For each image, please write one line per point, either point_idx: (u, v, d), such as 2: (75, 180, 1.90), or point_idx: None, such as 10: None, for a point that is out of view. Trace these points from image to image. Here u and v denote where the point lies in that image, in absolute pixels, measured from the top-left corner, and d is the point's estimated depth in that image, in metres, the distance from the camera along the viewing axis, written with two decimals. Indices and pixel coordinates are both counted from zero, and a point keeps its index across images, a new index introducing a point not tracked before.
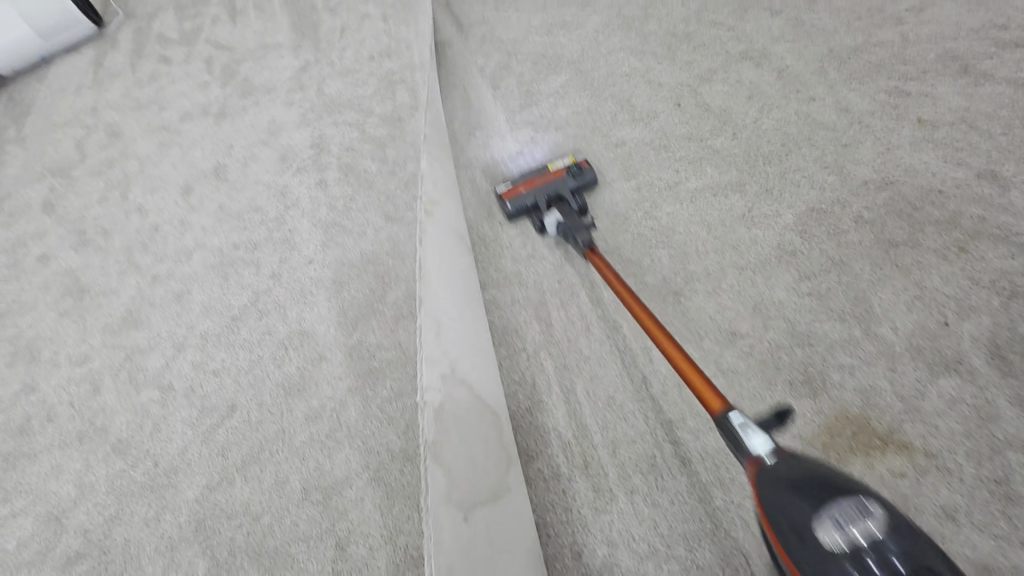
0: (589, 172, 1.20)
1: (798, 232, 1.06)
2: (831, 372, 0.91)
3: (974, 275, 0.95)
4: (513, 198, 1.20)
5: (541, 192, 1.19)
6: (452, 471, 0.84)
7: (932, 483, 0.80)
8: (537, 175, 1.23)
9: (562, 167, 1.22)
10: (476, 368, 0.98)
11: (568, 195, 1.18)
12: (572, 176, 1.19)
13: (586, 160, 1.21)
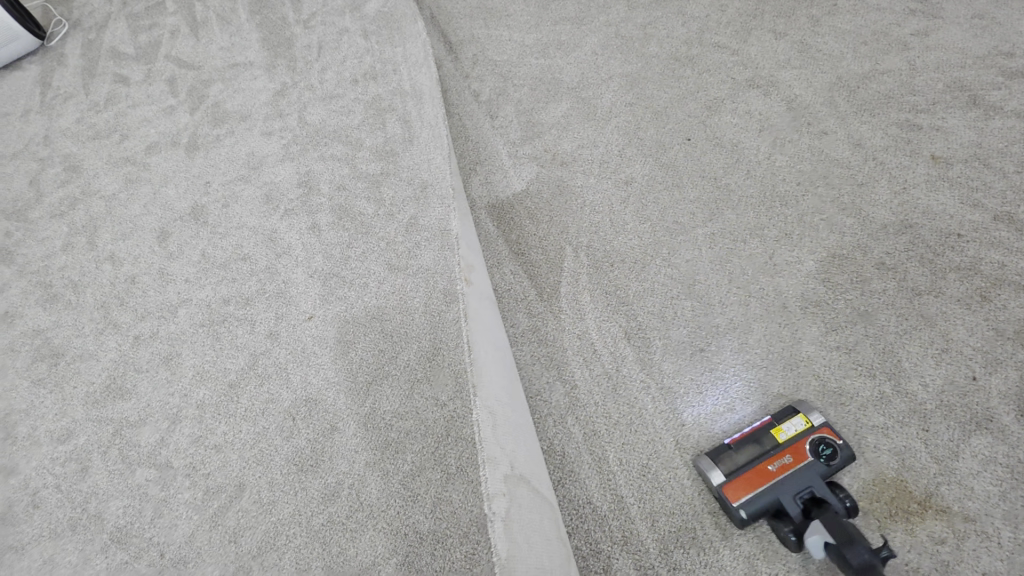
0: (841, 450, 0.86)
1: (821, 280, 1.05)
2: (865, 433, 0.91)
3: (998, 325, 0.95)
4: (743, 502, 0.84)
5: (772, 494, 0.85)
6: None
7: (972, 549, 0.80)
8: (769, 449, 0.89)
9: (799, 439, 0.89)
10: (528, 460, 0.98)
11: (826, 492, 0.83)
12: (821, 459, 0.86)
13: (826, 426, 0.89)
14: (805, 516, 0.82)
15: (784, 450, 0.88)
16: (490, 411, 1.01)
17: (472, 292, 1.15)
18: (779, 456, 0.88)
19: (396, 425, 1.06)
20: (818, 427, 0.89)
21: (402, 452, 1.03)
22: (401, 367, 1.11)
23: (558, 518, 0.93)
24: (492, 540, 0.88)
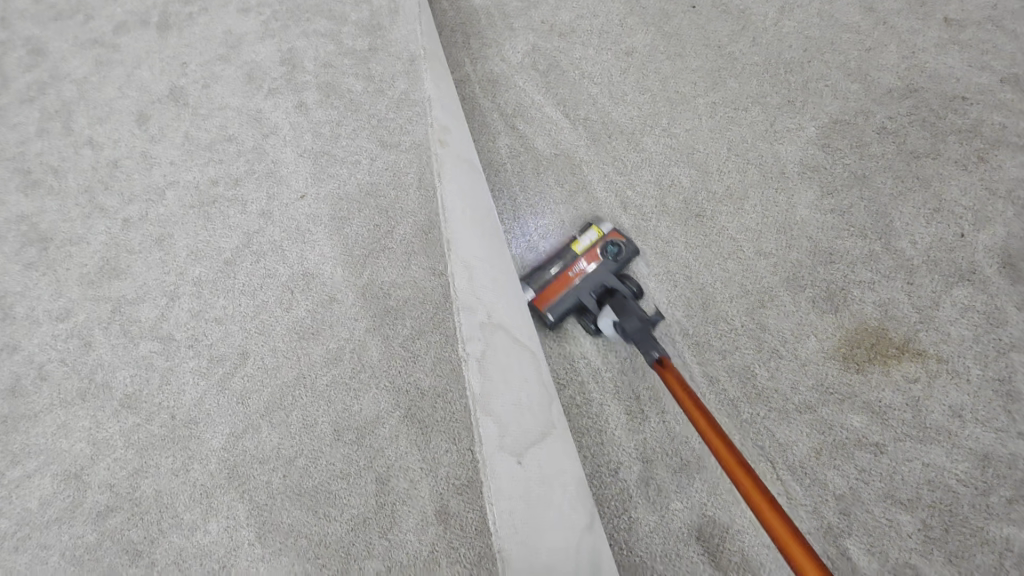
0: (624, 247, 1.00)
1: (821, 146, 1.04)
2: (851, 289, 0.94)
3: (992, 185, 0.96)
4: (548, 307, 0.99)
5: (582, 289, 0.98)
6: (504, 420, 0.80)
7: (941, 385, 0.87)
8: (564, 267, 1.02)
9: (592, 247, 1.01)
10: (507, 306, 0.93)
11: (615, 282, 0.98)
12: (611, 259, 0.99)
13: (614, 231, 1.02)
14: (601, 306, 0.96)
15: (580, 257, 1.01)
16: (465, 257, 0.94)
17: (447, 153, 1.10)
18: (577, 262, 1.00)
19: (395, 294, 1.07)
20: (606, 234, 1.02)
21: (402, 318, 1.05)
22: (397, 240, 1.11)
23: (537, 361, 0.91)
24: (469, 380, 0.81)
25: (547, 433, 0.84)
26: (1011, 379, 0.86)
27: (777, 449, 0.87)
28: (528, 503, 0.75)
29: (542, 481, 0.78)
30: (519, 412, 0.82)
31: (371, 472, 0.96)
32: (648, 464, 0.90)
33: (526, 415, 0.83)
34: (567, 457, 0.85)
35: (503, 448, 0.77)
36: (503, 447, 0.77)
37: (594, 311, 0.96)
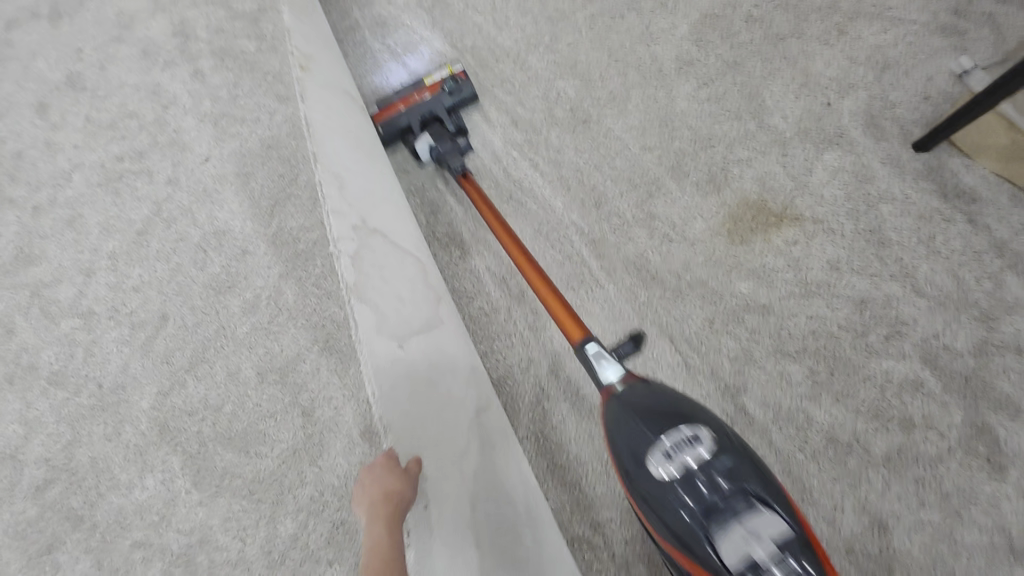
0: (464, 87, 1.07)
1: (694, 42, 1.09)
2: (731, 168, 0.99)
3: (853, 54, 1.02)
4: (383, 120, 1.05)
5: (415, 112, 1.04)
6: (379, 307, 0.81)
7: (818, 243, 0.92)
8: (412, 90, 1.07)
9: (437, 80, 1.07)
10: (386, 216, 0.94)
11: (443, 113, 1.05)
12: (447, 93, 1.06)
13: (461, 71, 1.08)
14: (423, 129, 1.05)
15: (423, 87, 1.07)
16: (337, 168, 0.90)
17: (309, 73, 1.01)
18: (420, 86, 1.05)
19: (305, 238, 1.09)
20: (454, 72, 1.08)
21: (314, 259, 1.08)
22: (303, 187, 1.14)
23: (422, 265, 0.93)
24: (342, 272, 0.80)
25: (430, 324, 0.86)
26: (880, 229, 0.91)
27: (673, 324, 0.91)
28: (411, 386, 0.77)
29: (421, 361, 0.80)
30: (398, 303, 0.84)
31: (297, 406, 0.99)
32: (556, 357, 0.94)
33: (409, 309, 0.85)
34: (450, 349, 0.86)
35: (376, 330, 0.79)
36: (376, 329, 0.79)
37: (418, 132, 1.04)
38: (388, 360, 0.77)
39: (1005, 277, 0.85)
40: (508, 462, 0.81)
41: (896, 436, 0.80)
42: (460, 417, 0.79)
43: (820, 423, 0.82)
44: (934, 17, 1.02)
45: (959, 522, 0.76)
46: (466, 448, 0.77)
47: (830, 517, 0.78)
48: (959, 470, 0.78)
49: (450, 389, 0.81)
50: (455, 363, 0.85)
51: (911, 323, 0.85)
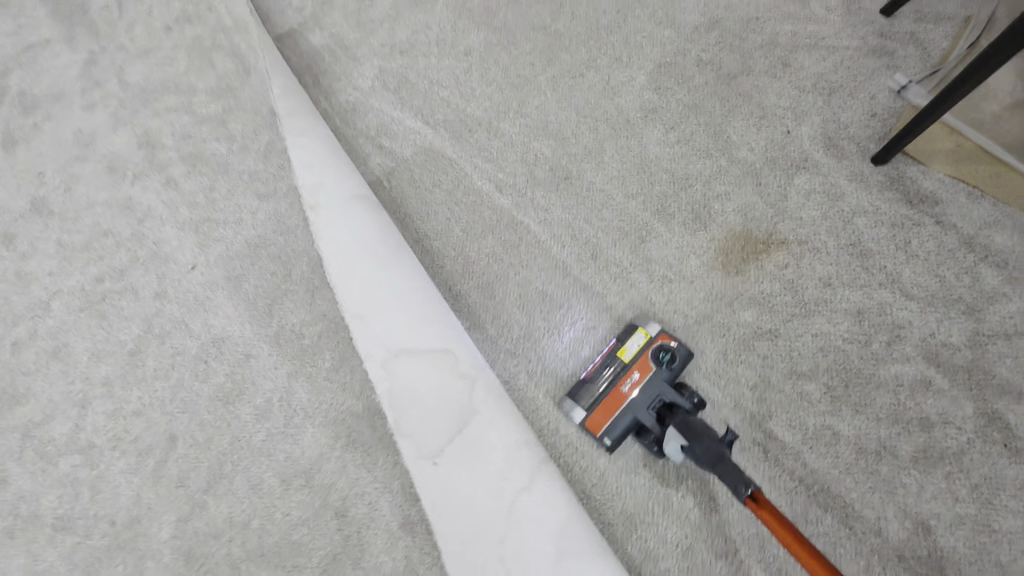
0: (677, 352, 0.90)
1: (654, 90, 1.16)
2: (712, 204, 1.04)
3: (800, 83, 1.11)
4: (605, 432, 0.88)
5: (641, 404, 0.86)
6: (414, 435, 0.91)
7: (807, 262, 0.97)
8: (615, 376, 0.91)
9: (642, 352, 0.91)
10: (399, 323, 0.96)
11: (674, 395, 0.85)
12: (665, 366, 0.88)
13: (663, 332, 0.92)
14: (660, 422, 0.83)
15: (630, 368, 0.90)
16: (353, 306, 1.00)
17: (315, 200, 1.09)
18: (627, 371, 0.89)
19: (308, 333, 1.08)
20: (655, 337, 0.92)
21: (320, 353, 1.06)
22: (297, 281, 1.13)
23: (443, 360, 0.92)
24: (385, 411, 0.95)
25: (461, 428, 0.88)
26: (861, 241, 0.97)
27: (689, 361, 0.93)
28: (454, 503, 0.85)
29: (456, 473, 0.86)
30: (426, 418, 0.90)
31: (328, 508, 0.96)
32: None
33: (436, 423, 0.89)
34: (482, 444, 0.87)
35: (418, 457, 0.90)
36: (418, 456, 0.90)
37: (655, 428, 0.83)
38: (428, 481, 0.89)
39: (980, 269, 0.92)
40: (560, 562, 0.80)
41: (920, 437, 0.84)
42: (499, 525, 0.82)
43: (846, 435, 0.85)
44: (863, 42, 1.12)
45: (994, 510, 0.79)
46: (503, 555, 0.81)
47: (876, 528, 0.80)
48: (983, 460, 0.82)
49: (488, 491, 0.84)
50: (491, 455, 0.86)
51: (907, 326, 0.90)
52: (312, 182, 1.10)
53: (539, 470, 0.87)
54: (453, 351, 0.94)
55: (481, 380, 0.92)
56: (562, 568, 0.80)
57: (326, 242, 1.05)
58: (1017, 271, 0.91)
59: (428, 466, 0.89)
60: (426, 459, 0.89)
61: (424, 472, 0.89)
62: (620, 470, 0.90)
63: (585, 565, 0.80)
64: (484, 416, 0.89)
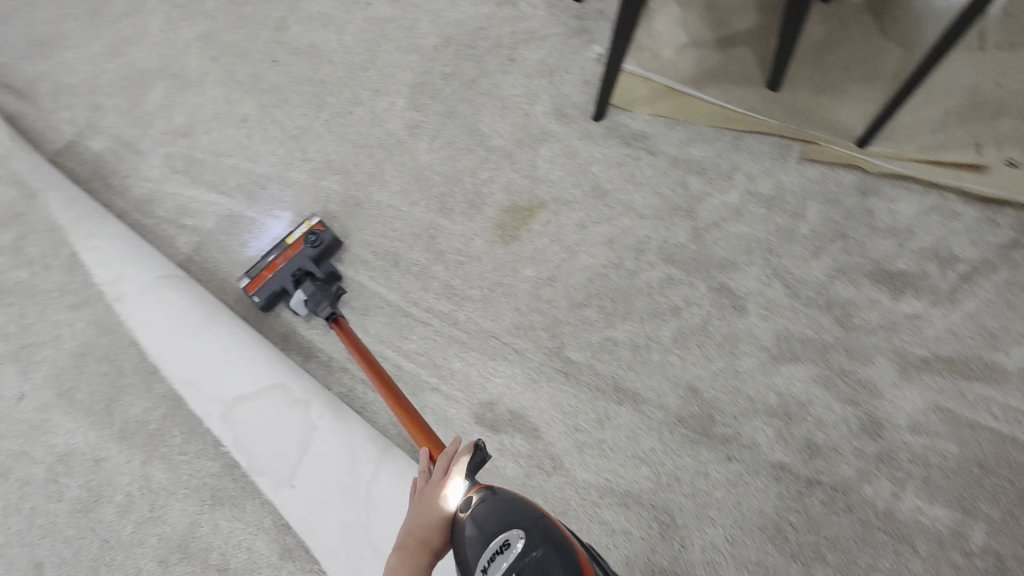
0: (325, 236, 1.10)
1: (414, 109, 1.32)
2: (481, 190, 1.21)
3: (527, 71, 1.30)
4: (257, 291, 1.07)
5: (286, 271, 1.06)
6: (268, 468, 0.96)
7: (564, 215, 1.16)
8: (276, 253, 1.10)
9: (299, 238, 1.09)
10: (226, 375, 1.01)
11: (311, 265, 1.08)
12: (311, 248, 1.08)
13: (318, 222, 1.11)
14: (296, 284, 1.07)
15: (287, 249, 1.09)
16: (184, 375, 1.04)
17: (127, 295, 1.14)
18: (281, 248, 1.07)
19: (151, 418, 1.11)
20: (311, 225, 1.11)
21: (168, 431, 1.10)
22: (129, 373, 1.15)
23: (275, 393, 0.99)
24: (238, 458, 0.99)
25: (307, 446, 0.96)
26: (599, 185, 1.17)
27: (492, 326, 1.10)
28: (321, 512, 0.93)
29: (315, 486, 0.94)
30: (276, 449, 0.96)
31: (212, 567, 1.00)
32: (418, 399, 1.07)
33: (285, 450, 0.96)
34: (330, 453, 0.96)
35: (278, 486, 0.96)
36: (278, 486, 0.96)
37: (291, 290, 1.06)
38: (293, 504, 0.95)
39: (688, 180, 1.14)
40: None
41: (674, 323, 1.05)
42: (361, 516, 0.92)
43: (624, 341, 1.05)
44: (567, 25, 1.33)
45: (736, 356, 1.02)
46: (372, 539, 0.91)
47: (660, 403, 1.01)
48: (720, 324, 1.04)
49: (343, 491, 0.93)
50: (341, 459, 0.95)
51: (648, 240, 1.11)
52: (120, 279, 1.15)
53: (387, 454, 0.97)
54: (284, 381, 1.01)
55: (316, 398, 1.00)
56: None
57: (143, 328, 1.10)
58: (714, 172, 1.14)
59: (289, 490, 0.95)
60: (282, 486, 0.96)
61: (288, 497, 0.96)
62: (462, 433, 1.04)
63: None
64: (327, 426, 0.98)
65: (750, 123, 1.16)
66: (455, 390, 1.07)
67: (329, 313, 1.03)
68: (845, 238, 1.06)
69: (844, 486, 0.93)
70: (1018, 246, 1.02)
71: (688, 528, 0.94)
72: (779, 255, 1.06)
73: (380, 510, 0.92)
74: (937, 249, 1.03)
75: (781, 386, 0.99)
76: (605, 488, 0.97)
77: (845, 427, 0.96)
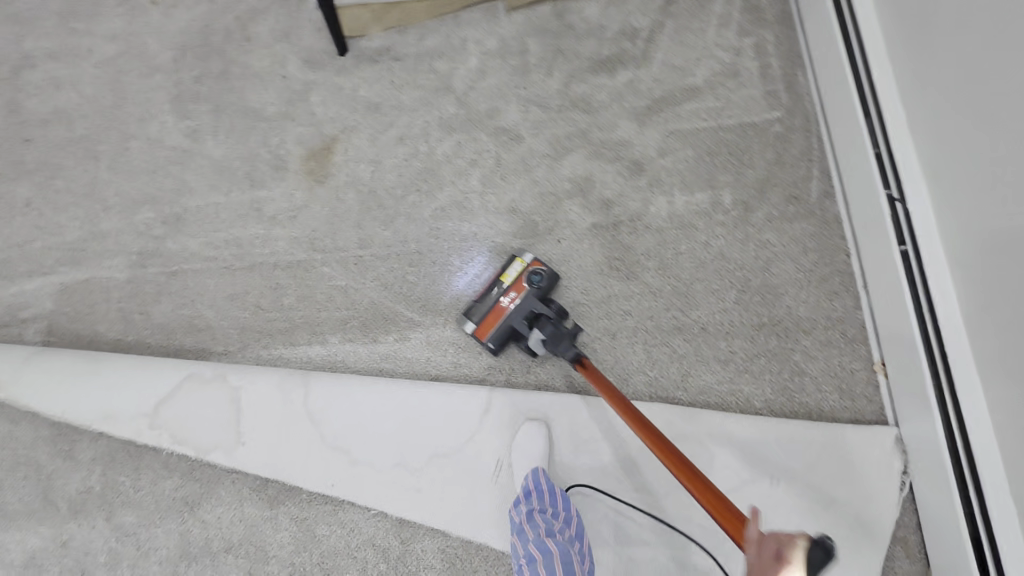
0: (546, 273, 1.11)
1: (184, 118, 1.41)
2: (280, 154, 1.35)
3: (265, 43, 1.44)
4: (490, 334, 1.09)
5: (517, 314, 1.07)
6: (216, 442, 1.13)
7: (355, 138, 1.34)
8: (497, 292, 1.11)
9: (520, 275, 1.10)
10: (143, 391, 1.17)
11: (542, 304, 1.06)
12: (535, 286, 1.09)
13: (535, 259, 1.12)
14: (532, 326, 1.05)
15: (511, 287, 1.10)
16: (101, 415, 1.17)
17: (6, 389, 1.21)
18: (507, 289, 1.09)
19: (93, 481, 1.17)
20: (529, 262, 1.12)
21: (115, 481, 1.16)
22: (49, 461, 1.19)
23: (193, 381, 1.17)
24: (184, 452, 1.14)
25: (241, 404, 1.15)
26: (371, 103, 1.36)
27: (343, 247, 1.26)
28: (275, 448, 1.12)
29: (261, 431, 1.13)
30: (216, 422, 1.14)
31: (216, 554, 1.11)
32: (313, 332, 1.21)
33: (223, 418, 1.14)
34: (262, 399, 1.15)
35: (230, 452, 1.13)
36: (230, 451, 1.13)
37: (524, 330, 1.05)
38: (249, 457, 1.12)
39: (434, 66, 1.37)
40: (361, 410, 1.12)
41: (476, 171, 1.28)
42: (311, 431, 1.12)
43: (447, 205, 1.26)
44: None
45: (529, 171, 1.26)
46: (327, 442, 1.11)
47: (493, 231, 1.23)
48: (509, 156, 1.28)
49: (288, 421, 1.13)
50: (273, 399, 1.15)
51: (428, 125, 1.32)
52: None
53: (310, 376, 1.16)
54: (197, 370, 1.18)
55: (230, 369, 1.18)
56: (358, 410, 1.12)
57: (43, 402, 1.19)
58: (450, 52, 1.37)
59: (241, 449, 1.13)
60: (236, 448, 1.13)
61: (242, 454, 1.13)
62: (361, 333, 1.20)
63: (375, 393, 1.13)
64: (249, 383, 1.16)
65: (457, 2, 1.39)
66: (339, 308, 1.22)
67: (573, 355, 0.98)
68: (562, 52, 1.34)
69: (637, 215, 1.20)
70: (672, 0, 1.33)
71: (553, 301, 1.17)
72: (524, 87, 1.32)
73: (323, 417, 1.13)
74: (624, 29, 1.33)
75: (568, 174, 1.25)
76: None
77: (620, 178, 1.23)
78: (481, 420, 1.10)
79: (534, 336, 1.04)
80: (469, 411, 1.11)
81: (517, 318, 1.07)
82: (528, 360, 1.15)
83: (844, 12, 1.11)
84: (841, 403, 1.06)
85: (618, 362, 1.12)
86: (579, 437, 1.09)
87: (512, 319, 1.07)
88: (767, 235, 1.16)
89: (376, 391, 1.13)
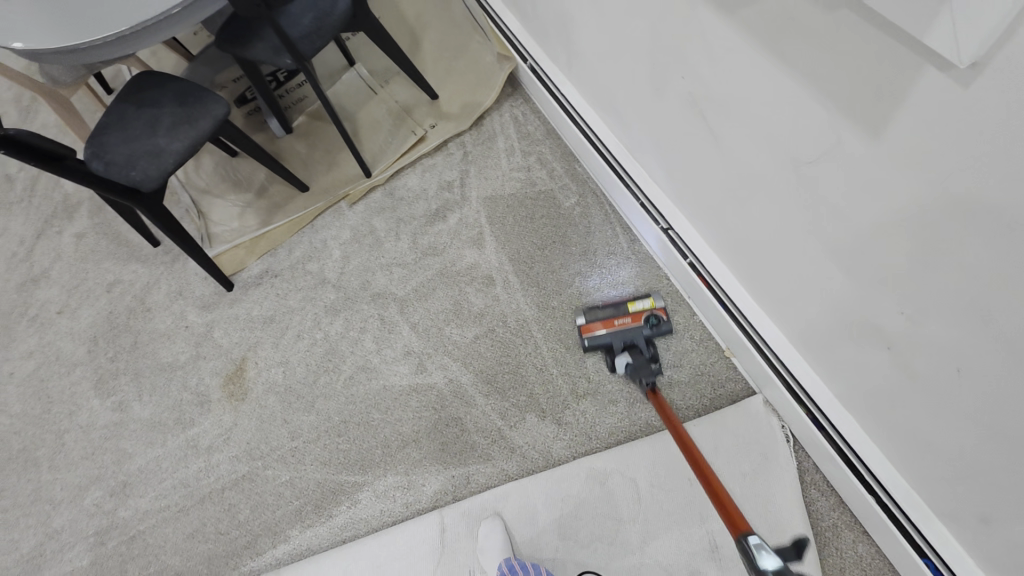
0: (665, 321, 1.28)
1: (109, 395, 1.57)
2: (202, 390, 1.52)
3: (163, 306, 1.68)
4: (591, 335, 1.28)
5: (619, 335, 1.28)
6: None
7: (261, 350, 1.54)
8: (615, 310, 1.32)
9: (641, 310, 1.30)
10: None
11: (642, 339, 1.26)
12: (650, 324, 1.28)
13: (663, 306, 1.31)
14: (624, 349, 1.26)
15: (628, 313, 1.31)
16: None
17: None
18: (625, 312, 1.31)
19: None
20: (658, 305, 1.31)
21: None
22: None
23: None
24: None
25: None
26: (266, 316, 1.59)
27: (279, 444, 1.41)
28: None
29: None
30: None
31: None
32: (274, 533, 1.31)
33: None
34: None
35: None
36: None
37: (618, 349, 1.27)
38: None
39: (308, 268, 1.64)
40: None
41: (367, 335, 1.50)
42: None
43: (352, 371, 1.46)
44: (164, 262, 1.75)
45: (409, 316, 1.50)
46: None
47: (397, 376, 1.43)
48: (389, 311, 1.52)
49: None
50: None
51: (317, 315, 1.56)
52: None
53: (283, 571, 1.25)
54: None
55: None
56: None
57: None
58: (316, 253, 1.66)
59: None
60: None
61: None
62: (316, 513, 1.31)
63: (338, 557, 1.24)
64: None
65: (309, 216, 1.71)
66: (290, 500, 1.34)
67: (649, 384, 1.16)
68: (402, 219, 1.65)
69: (506, 315, 1.44)
70: (467, 152, 1.71)
71: (466, 411, 1.35)
72: (384, 255, 1.61)
73: None
74: (441, 185, 1.68)
75: (441, 307, 1.49)
76: (415, 443, 1.34)
77: (480, 292, 1.49)
78: (443, 538, 1.22)
79: (624, 350, 1.26)
80: (430, 535, 1.23)
81: (619, 348, 1.27)
82: (463, 469, 1.29)
83: (577, 119, 1.50)
84: (715, 392, 1.26)
85: (536, 440, 1.29)
86: (532, 513, 1.22)
87: (609, 338, 1.28)
88: (606, 288, 1.42)
89: (345, 555, 1.24)
